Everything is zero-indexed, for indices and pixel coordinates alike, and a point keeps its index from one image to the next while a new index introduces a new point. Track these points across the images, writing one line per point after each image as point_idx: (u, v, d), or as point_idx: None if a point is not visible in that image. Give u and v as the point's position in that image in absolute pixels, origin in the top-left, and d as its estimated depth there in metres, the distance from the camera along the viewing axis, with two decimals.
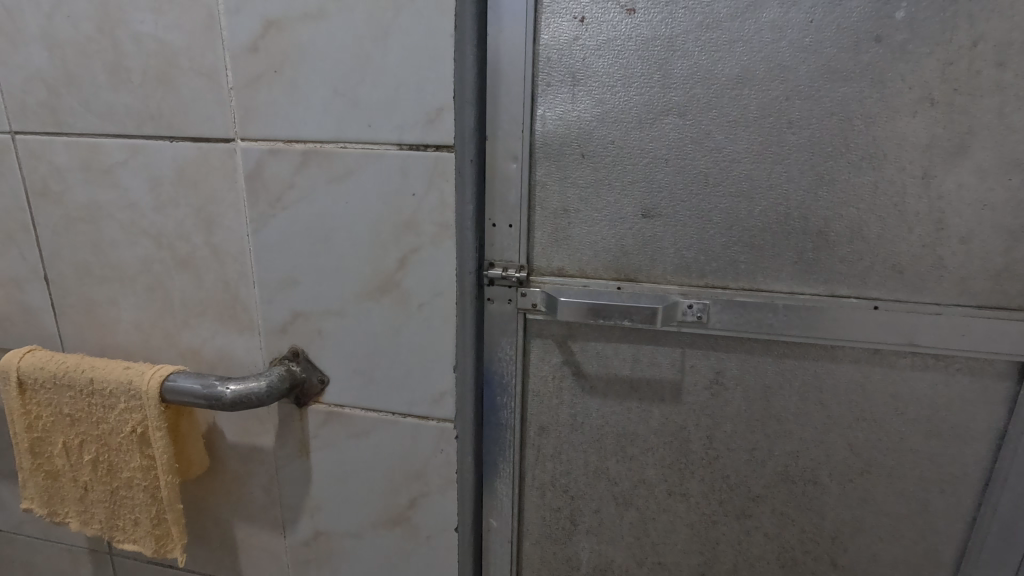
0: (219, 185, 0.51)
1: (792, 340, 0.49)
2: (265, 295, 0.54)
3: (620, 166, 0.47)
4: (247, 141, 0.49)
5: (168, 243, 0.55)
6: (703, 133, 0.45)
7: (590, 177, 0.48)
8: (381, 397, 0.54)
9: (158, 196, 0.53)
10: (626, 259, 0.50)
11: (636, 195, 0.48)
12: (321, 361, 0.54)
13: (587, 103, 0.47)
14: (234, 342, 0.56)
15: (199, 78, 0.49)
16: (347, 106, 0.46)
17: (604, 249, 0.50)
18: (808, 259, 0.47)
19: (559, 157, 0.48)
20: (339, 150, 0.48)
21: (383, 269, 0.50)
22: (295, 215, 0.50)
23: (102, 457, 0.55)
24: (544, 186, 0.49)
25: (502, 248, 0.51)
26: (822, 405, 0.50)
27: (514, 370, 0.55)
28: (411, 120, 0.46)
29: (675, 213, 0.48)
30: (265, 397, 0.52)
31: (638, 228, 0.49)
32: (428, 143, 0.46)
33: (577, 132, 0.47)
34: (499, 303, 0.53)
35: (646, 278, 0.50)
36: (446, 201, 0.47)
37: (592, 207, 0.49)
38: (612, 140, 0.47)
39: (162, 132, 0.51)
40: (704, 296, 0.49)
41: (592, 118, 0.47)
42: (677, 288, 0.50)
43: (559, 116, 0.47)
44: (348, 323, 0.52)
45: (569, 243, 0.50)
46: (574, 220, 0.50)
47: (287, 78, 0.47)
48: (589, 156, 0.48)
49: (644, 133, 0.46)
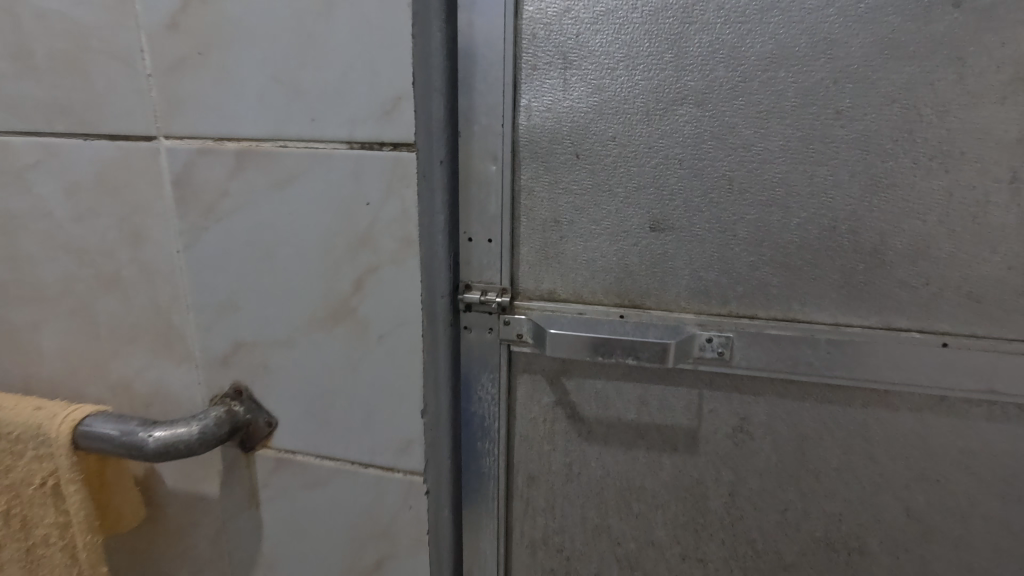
0: (144, 191, 0.43)
1: (835, 382, 0.40)
2: (202, 321, 0.45)
3: (623, 168, 0.39)
4: (172, 139, 0.41)
5: (89, 260, 0.46)
6: (727, 126, 0.36)
7: (586, 183, 0.39)
8: (339, 444, 0.45)
9: (75, 203, 0.45)
10: (632, 281, 0.41)
11: (643, 203, 0.39)
12: (268, 399, 0.46)
13: (582, 91, 0.38)
14: (168, 376, 0.48)
15: (115, 63, 0.40)
16: (288, 96, 0.38)
17: (604, 269, 0.41)
18: (860, 282, 0.38)
19: (548, 157, 0.40)
20: (279, 149, 0.39)
21: (335, 294, 0.41)
22: (233, 227, 0.42)
23: (13, 511, 0.47)
24: (530, 193, 0.40)
25: (481, 266, 0.42)
26: (871, 459, 0.41)
27: (497, 413, 0.46)
28: (364, 112, 0.37)
29: (691, 224, 0.39)
30: (196, 445, 0.43)
31: (645, 244, 0.40)
32: (385, 140, 0.38)
33: (569, 127, 0.39)
34: (478, 333, 0.44)
35: (658, 304, 0.41)
36: (408, 211, 0.39)
37: (590, 218, 0.40)
38: (612, 137, 0.38)
39: (76, 129, 0.43)
40: (728, 327, 0.40)
41: (589, 109, 0.38)
42: (694, 316, 0.41)
43: (547, 108, 0.39)
44: (298, 357, 0.44)
45: (563, 262, 0.42)
46: (568, 234, 0.41)
47: (216, 61, 0.39)
48: (585, 155, 0.39)
49: (653, 127, 0.37)
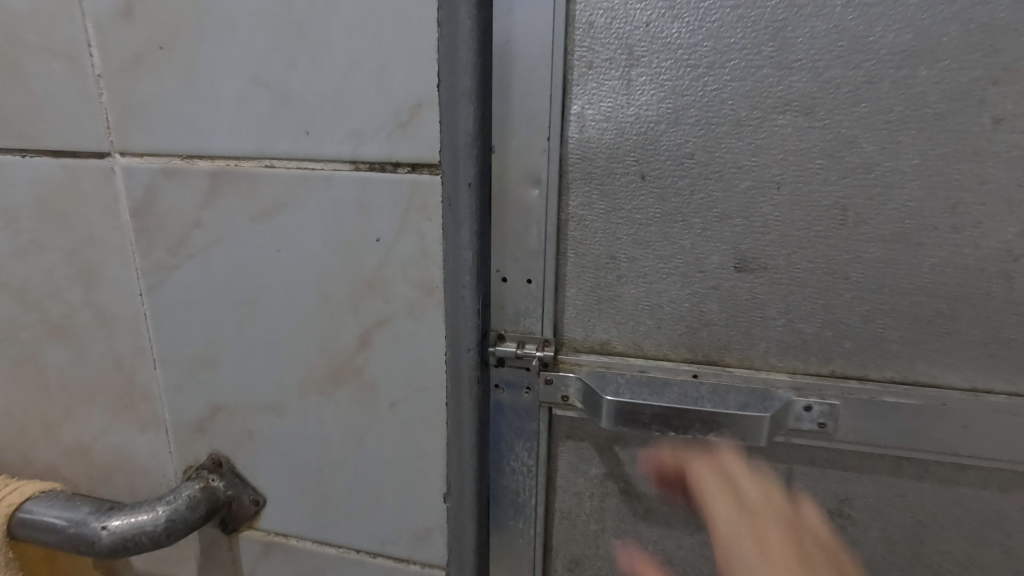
0: (97, 220, 0.34)
1: (972, 461, 0.31)
2: (171, 378, 0.37)
3: (702, 194, 0.30)
4: (130, 156, 0.32)
5: (35, 303, 0.38)
6: (844, 141, 0.28)
7: (653, 212, 0.31)
8: (342, 527, 0.37)
9: (15, 234, 0.36)
10: (707, 334, 0.33)
11: (727, 237, 0.31)
12: (254, 473, 0.37)
13: (652, 95, 0.29)
14: (133, 442, 0.39)
15: (56, 61, 0.32)
16: (274, 102, 0.30)
17: (672, 318, 0.33)
18: (1008, 340, 0.29)
19: (604, 180, 0.31)
20: (265, 170, 0.31)
21: (337, 350, 0.33)
22: (207, 266, 0.34)
23: None
24: (581, 222, 0.32)
25: (516, 312, 0.34)
26: (1015, 559, 0.32)
27: (533, 486, 0.37)
28: (373, 123, 0.29)
29: (790, 263, 0.30)
30: (162, 538, 0.35)
31: (727, 288, 0.31)
32: (399, 159, 0.29)
33: (634, 142, 0.30)
34: (512, 393, 0.35)
35: (739, 362, 0.33)
36: (429, 251, 0.30)
37: (657, 255, 0.32)
38: (690, 155, 0.30)
39: (13, 143, 0.34)
40: (833, 392, 0.32)
41: (660, 118, 0.30)
42: (787, 376, 0.32)
43: (604, 117, 0.30)
44: (290, 425, 0.35)
45: (619, 310, 0.33)
46: (627, 275, 0.32)
47: (183, 58, 0.30)
48: (653, 175, 0.31)
49: (744, 141, 0.29)
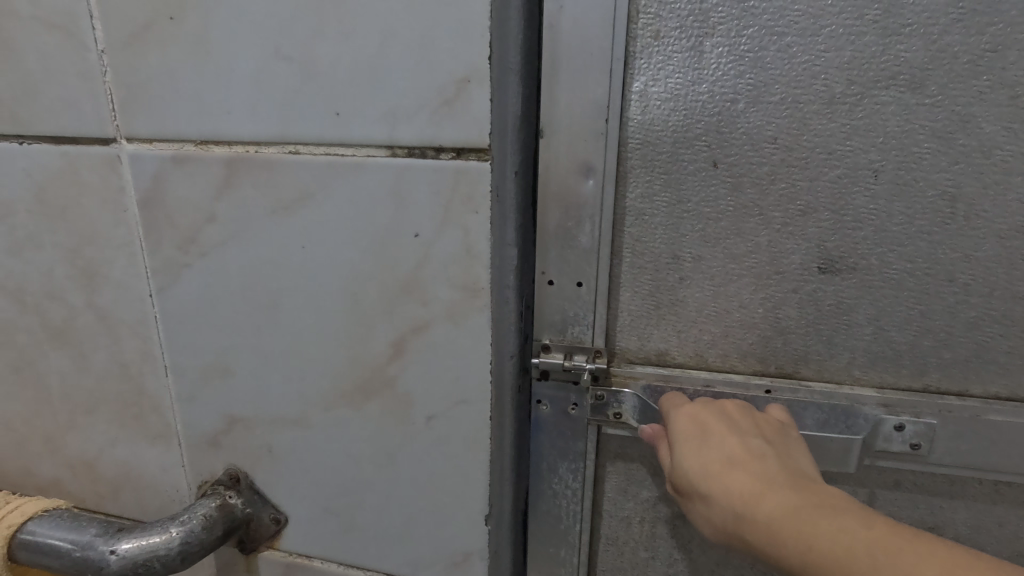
0: (99, 215, 0.31)
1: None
2: (183, 388, 0.34)
3: (783, 184, 0.26)
4: (136, 143, 0.29)
5: (33, 305, 0.35)
6: (957, 121, 0.24)
7: (723, 206, 0.27)
8: (370, 550, 0.34)
9: (10, 232, 0.33)
10: (784, 343, 0.29)
11: (814, 232, 0.27)
12: (274, 491, 0.34)
13: (729, 69, 0.26)
14: (142, 456, 0.36)
15: (52, 37, 0.28)
16: (297, 81, 0.26)
17: (742, 325, 0.29)
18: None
19: (667, 171, 0.27)
20: (287, 157, 0.27)
21: (367, 359, 0.30)
22: (222, 266, 0.30)
23: None
24: (640, 218, 0.28)
25: (563, 318, 0.30)
26: None
27: (575, 510, 0.32)
28: (413, 102, 0.25)
29: (884, 262, 0.26)
30: (176, 562, 0.32)
31: (809, 290, 0.28)
32: (441, 145, 0.26)
33: (704, 126, 0.26)
34: (555, 407, 0.31)
35: (818, 375, 0.29)
36: (473, 249, 0.27)
37: (727, 255, 0.28)
38: (771, 138, 0.26)
39: (7, 129, 0.31)
40: (929, 408, 0.27)
41: (738, 96, 0.26)
42: (874, 391, 0.28)
43: (670, 98, 0.26)
44: (313, 441, 0.32)
45: (681, 316, 0.29)
46: (692, 277, 0.28)
47: (193, 30, 0.27)
48: (727, 163, 0.27)
49: (832, 121, 0.25)
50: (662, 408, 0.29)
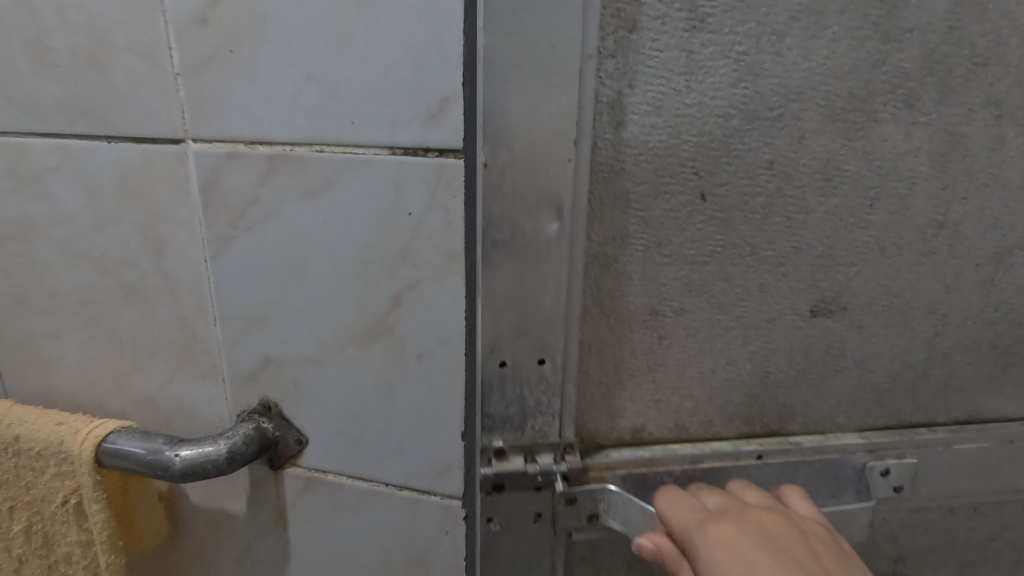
0: (169, 198, 0.40)
1: (970, 496, 0.48)
2: (229, 335, 0.43)
3: (779, 217, 0.39)
4: (200, 142, 0.38)
5: (111, 269, 0.44)
6: (897, 140, 0.38)
7: (720, 221, 0.38)
8: (373, 464, 0.43)
9: (97, 209, 0.43)
10: (757, 317, 0.41)
11: (783, 231, 0.39)
12: (299, 417, 0.43)
13: (719, 91, 0.35)
14: (194, 390, 0.45)
15: (140, 61, 0.38)
16: (324, 98, 0.35)
17: (729, 372, 0.43)
18: (1011, 361, 0.46)
19: (645, 194, 0.37)
20: (314, 154, 0.36)
21: (373, 310, 0.39)
22: (263, 237, 0.39)
23: (37, 527, 0.46)
24: (645, 216, 0.38)
25: (508, 398, 0.39)
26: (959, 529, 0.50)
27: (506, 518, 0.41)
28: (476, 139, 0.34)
29: (853, 326, 0.42)
30: (224, 465, 0.41)
31: (802, 330, 0.42)
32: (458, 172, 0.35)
33: (691, 155, 0.37)
34: (524, 509, 0.41)
35: (802, 429, 0.45)
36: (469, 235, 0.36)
37: (699, 295, 0.40)
38: (764, 163, 0.37)
39: (98, 130, 0.40)
40: (886, 449, 0.45)
41: (733, 114, 0.36)
42: (858, 437, 0.45)
43: (643, 130, 0.36)
44: (330, 376, 0.41)
45: (663, 376, 0.42)
46: (670, 316, 0.40)
47: (245, 58, 0.36)
48: (727, 168, 0.37)
49: (802, 149, 0.37)
50: (685, 525, 0.35)
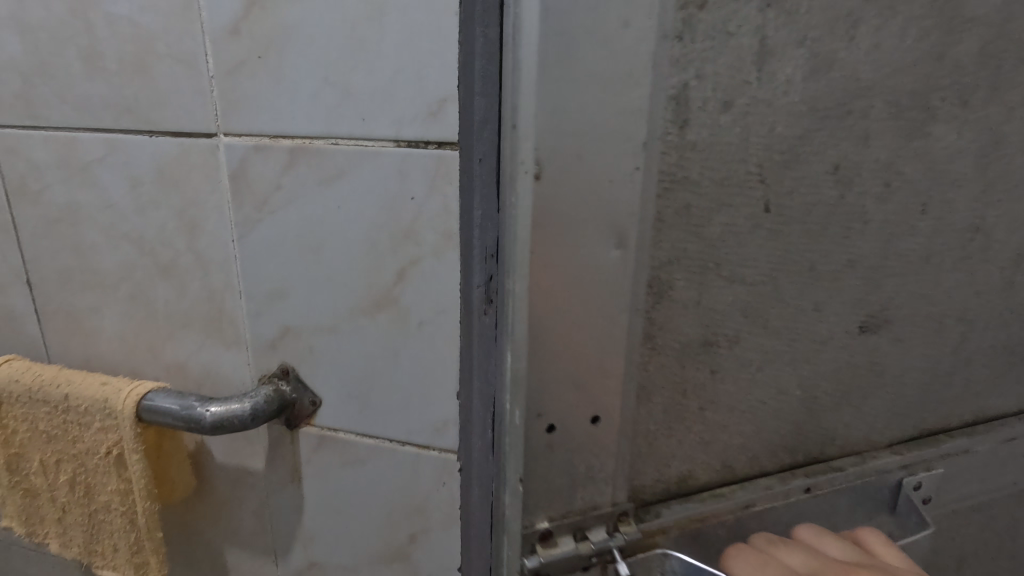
0: (202, 186, 0.46)
1: (977, 497, 0.50)
2: (253, 307, 0.48)
3: (837, 227, 0.37)
4: (230, 136, 0.44)
5: (150, 249, 0.50)
6: (892, 159, 0.37)
7: (785, 238, 0.37)
8: (379, 422, 0.48)
9: (138, 196, 0.48)
10: (811, 334, 0.40)
11: (841, 246, 0.38)
12: (314, 380, 0.49)
13: (793, 93, 0.33)
14: (220, 357, 0.51)
15: (179, 65, 0.43)
16: (340, 98, 0.41)
17: (782, 406, 0.42)
18: (1013, 362, 0.47)
19: (705, 207, 0.34)
20: (330, 147, 0.42)
21: (379, 283, 0.44)
22: (285, 219, 0.45)
23: (80, 478, 0.52)
24: (713, 231, 0.35)
25: (558, 463, 0.37)
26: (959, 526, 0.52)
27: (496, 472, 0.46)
28: (536, 151, 0.30)
29: (892, 340, 0.42)
30: (249, 420, 0.47)
31: (851, 343, 0.41)
32: (518, 186, 0.31)
33: (759, 158, 0.34)
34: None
35: (836, 450, 0.45)
36: (525, 253, 0.32)
37: (755, 321, 0.38)
38: (829, 166, 0.36)
39: (141, 126, 0.46)
40: (917, 462, 0.46)
41: (808, 115, 0.34)
42: (891, 454, 0.46)
43: (710, 131, 0.33)
44: (342, 342, 0.47)
45: (716, 412, 0.40)
46: (723, 347, 0.38)
47: (271, 64, 0.41)
48: (792, 181, 0.35)
49: (870, 154, 0.36)
50: None
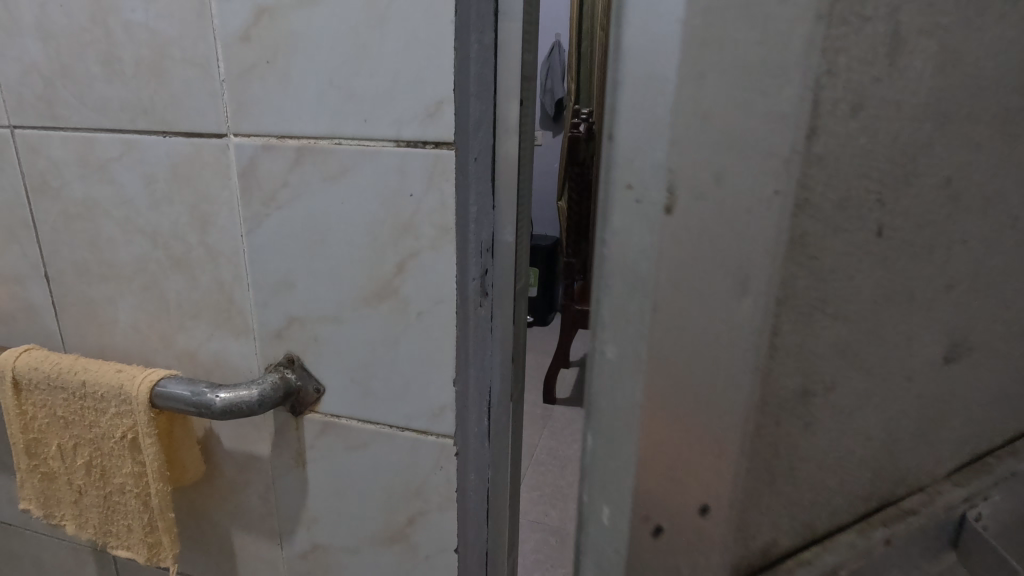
0: (213, 183, 0.49)
1: None
2: (261, 298, 0.51)
3: (947, 237, 0.27)
4: (240, 136, 0.46)
5: (163, 243, 0.52)
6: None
7: (908, 270, 0.27)
8: (379, 408, 0.51)
9: (152, 192, 0.51)
10: (909, 381, 0.29)
11: (966, 268, 0.28)
12: (318, 368, 0.51)
13: (922, 69, 0.23)
14: (229, 346, 0.54)
15: (192, 69, 0.46)
16: (343, 101, 0.43)
17: (856, 445, 0.30)
18: None
19: (821, 232, 0.24)
20: (334, 146, 0.44)
21: (380, 274, 0.47)
22: (291, 214, 0.47)
23: (96, 461, 0.55)
24: (827, 269, 0.25)
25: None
26: None
27: (491, 455, 0.50)
28: (654, 168, 0.21)
29: (973, 366, 0.31)
30: (256, 406, 0.48)
31: (941, 377, 0.30)
32: (623, 216, 0.22)
33: (882, 164, 0.24)
34: None
35: (901, 483, 0.32)
36: (630, 307, 0.23)
37: (854, 360, 0.27)
38: (953, 164, 0.25)
39: (156, 127, 0.49)
40: (975, 492, 0.33)
41: (934, 98, 0.23)
42: (953, 487, 0.33)
43: (839, 140, 0.22)
44: (345, 332, 0.49)
45: (808, 481, 0.29)
46: (826, 404, 0.28)
47: (279, 68, 0.44)
48: (918, 183, 0.25)
49: (982, 155, 0.25)
50: None
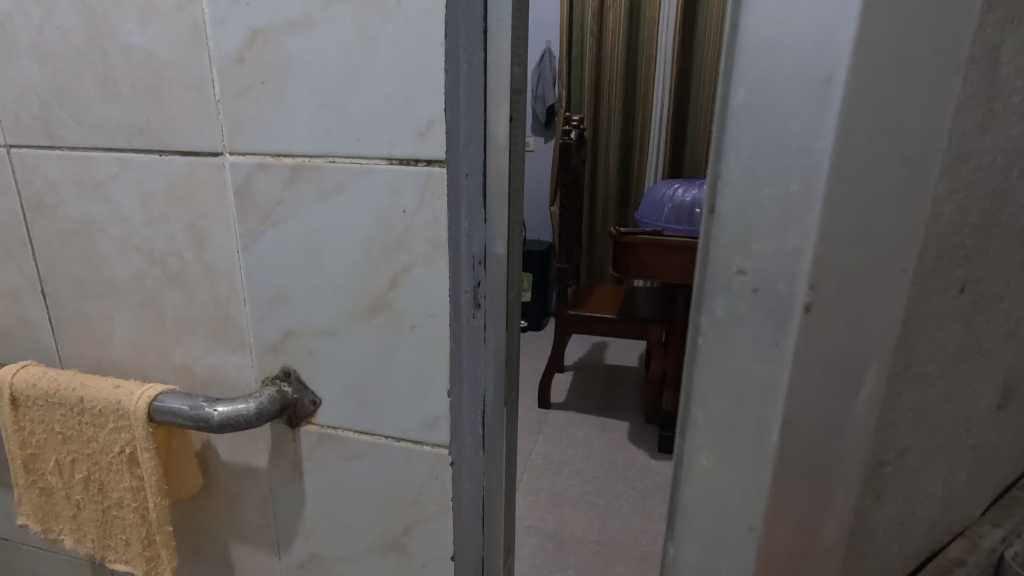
0: (209, 201, 0.50)
1: None
2: (258, 313, 0.52)
3: (1005, 300, 0.32)
4: (237, 155, 0.47)
5: (161, 259, 0.53)
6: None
7: (970, 326, 0.31)
8: (376, 420, 0.52)
9: (149, 210, 0.52)
10: (965, 418, 0.34)
11: (1009, 322, 0.34)
12: (315, 381, 0.52)
13: (1003, 136, 0.27)
14: (226, 360, 0.54)
15: (188, 90, 0.47)
16: (337, 121, 0.44)
17: (918, 504, 0.35)
18: None
19: (921, 297, 0.27)
20: (329, 164, 0.46)
21: (375, 289, 0.48)
22: (286, 231, 0.48)
23: (94, 476, 0.55)
24: (922, 331, 0.28)
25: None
26: None
27: (485, 463, 0.51)
28: (774, 257, 0.24)
29: (1009, 413, 0.38)
30: (253, 419, 0.49)
31: (991, 415, 0.36)
32: (734, 304, 0.25)
33: (969, 225, 0.27)
34: None
35: (947, 534, 0.38)
36: (744, 393, 0.26)
37: (923, 428, 0.32)
38: (1014, 229, 0.30)
39: (152, 146, 0.50)
40: (1010, 531, 0.40)
41: (1011, 166, 0.28)
42: (992, 528, 0.40)
43: (951, 197, 0.25)
44: (340, 345, 0.50)
45: (873, 536, 0.32)
46: (902, 446, 0.31)
47: (274, 88, 0.45)
48: (986, 251, 0.29)
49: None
50: None
